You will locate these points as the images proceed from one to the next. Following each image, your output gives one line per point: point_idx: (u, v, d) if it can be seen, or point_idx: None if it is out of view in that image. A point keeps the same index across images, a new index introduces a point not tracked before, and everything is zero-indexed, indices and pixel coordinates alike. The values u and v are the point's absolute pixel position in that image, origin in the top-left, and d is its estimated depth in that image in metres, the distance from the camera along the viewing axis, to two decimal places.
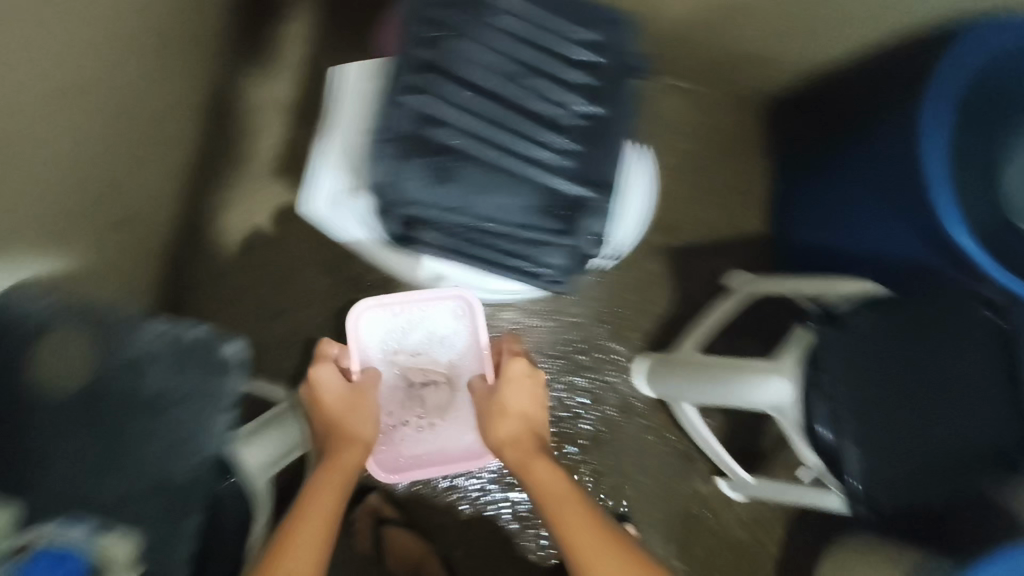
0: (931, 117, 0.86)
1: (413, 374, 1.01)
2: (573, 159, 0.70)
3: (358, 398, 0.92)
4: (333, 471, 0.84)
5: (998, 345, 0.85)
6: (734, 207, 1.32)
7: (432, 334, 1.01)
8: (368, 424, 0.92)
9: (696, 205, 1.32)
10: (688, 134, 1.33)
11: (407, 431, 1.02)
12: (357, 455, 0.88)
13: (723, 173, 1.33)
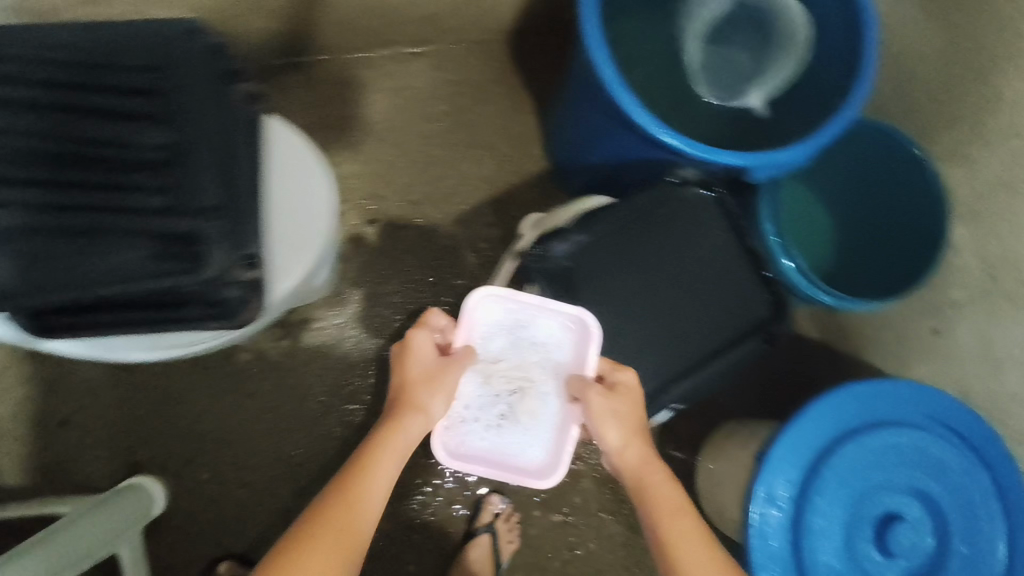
0: (590, 24, 0.83)
1: (500, 388, 0.86)
2: (165, 196, 0.67)
3: (445, 373, 0.80)
4: (392, 451, 0.75)
5: (703, 218, 0.91)
6: (505, 148, 1.28)
7: (517, 329, 0.88)
8: (437, 397, 0.80)
9: (466, 159, 1.26)
10: (434, 93, 1.27)
11: (499, 423, 0.86)
12: (416, 425, 0.78)
13: (479, 120, 1.28)
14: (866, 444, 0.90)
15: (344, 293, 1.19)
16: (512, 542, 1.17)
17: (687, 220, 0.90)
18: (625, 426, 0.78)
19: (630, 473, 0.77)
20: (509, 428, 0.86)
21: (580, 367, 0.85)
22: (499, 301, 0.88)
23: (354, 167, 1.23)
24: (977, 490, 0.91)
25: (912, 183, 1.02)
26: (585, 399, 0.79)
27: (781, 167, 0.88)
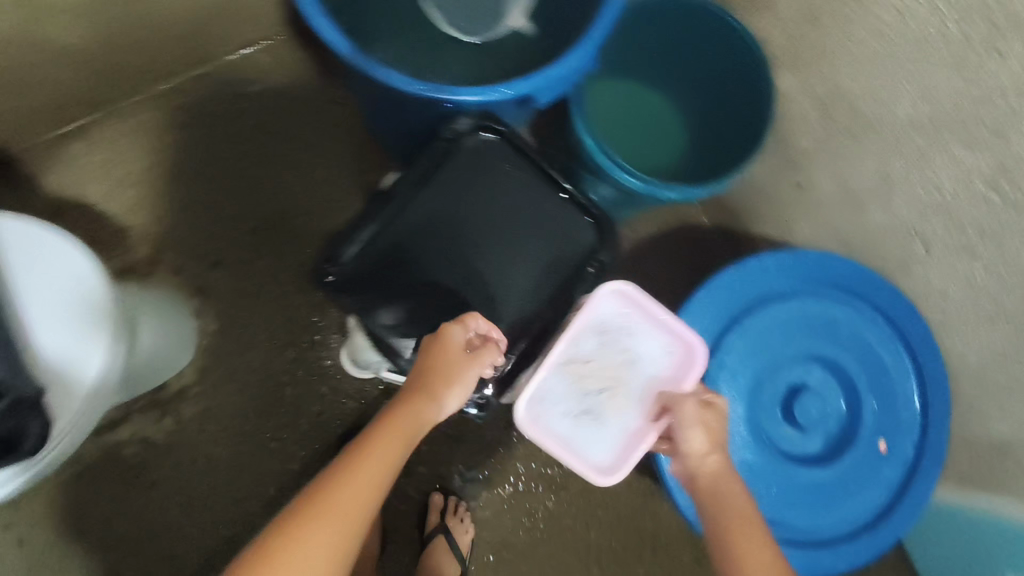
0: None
1: (592, 393, 0.83)
2: None
3: (467, 366, 0.74)
4: (407, 423, 0.69)
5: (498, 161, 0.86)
6: (329, 143, 1.19)
7: (624, 337, 0.84)
8: (451, 391, 0.73)
9: (292, 168, 1.18)
10: (235, 111, 1.18)
11: (581, 417, 0.82)
12: (430, 408, 0.72)
13: (292, 125, 1.19)
14: (747, 331, 0.87)
15: (213, 348, 1.12)
16: (466, 532, 1.14)
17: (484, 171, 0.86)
18: (714, 438, 0.71)
19: (705, 476, 0.70)
20: (591, 421, 0.82)
21: (678, 383, 0.82)
22: (624, 309, 0.84)
23: (177, 216, 1.15)
24: (874, 334, 0.87)
25: (706, 37, 0.98)
26: (678, 408, 0.73)
27: (563, 78, 0.81)
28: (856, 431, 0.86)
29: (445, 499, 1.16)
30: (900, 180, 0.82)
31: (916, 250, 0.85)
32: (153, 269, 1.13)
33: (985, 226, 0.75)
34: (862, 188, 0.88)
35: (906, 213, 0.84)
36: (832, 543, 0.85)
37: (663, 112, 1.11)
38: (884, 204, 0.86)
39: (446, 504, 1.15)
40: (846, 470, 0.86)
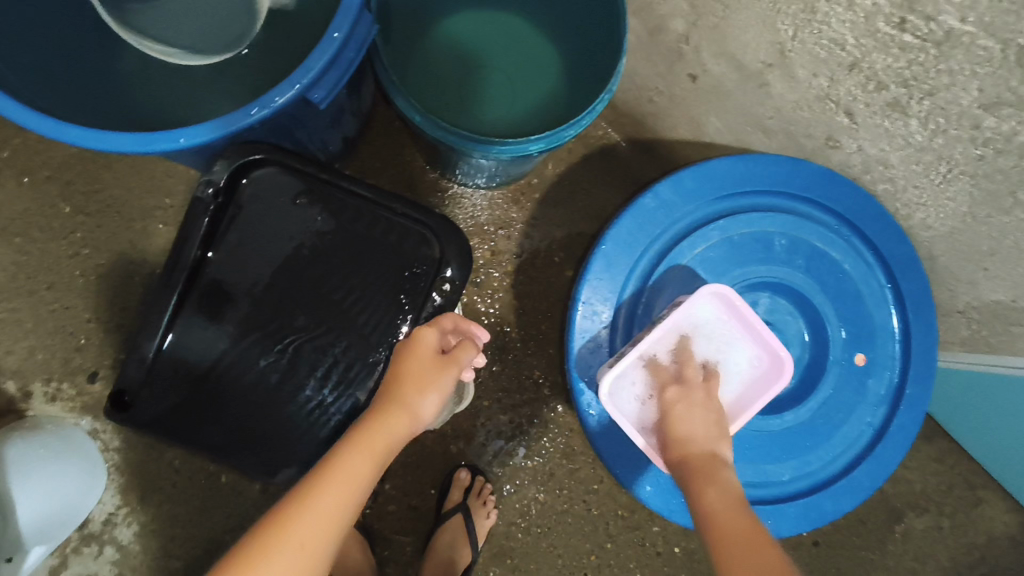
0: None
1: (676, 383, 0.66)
2: None
3: (443, 372, 0.62)
4: (377, 438, 0.57)
5: (289, 195, 0.78)
6: (167, 201, 1.03)
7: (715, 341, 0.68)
8: (429, 396, 0.61)
9: (138, 241, 1.02)
10: (47, 201, 1.01)
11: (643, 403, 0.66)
12: (407, 422, 0.60)
13: (120, 194, 1.02)
14: (663, 284, 0.71)
15: (127, 463, 1.01)
16: (486, 516, 1.05)
17: (269, 218, 0.78)
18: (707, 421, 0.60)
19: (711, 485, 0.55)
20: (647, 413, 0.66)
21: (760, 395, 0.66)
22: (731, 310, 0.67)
23: (29, 338, 1.00)
24: (815, 233, 0.71)
25: None
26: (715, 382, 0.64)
27: (338, 62, 0.63)
28: (825, 352, 0.72)
29: (471, 476, 1.06)
30: (793, 45, 0.64)
31: (839, 121, 0.68)
32: (27, 404, 0.99)
33: (908, 75, 0.58)
34: (755, 64, 0.71)
35: (815, 80, 0.66)
36: (833, 483, 0.72)
37: (514, 42, 0.96)
38: (786, 77, 0.69)
39: (472, 480, 1.05)
40: (827, 399, 0.72)
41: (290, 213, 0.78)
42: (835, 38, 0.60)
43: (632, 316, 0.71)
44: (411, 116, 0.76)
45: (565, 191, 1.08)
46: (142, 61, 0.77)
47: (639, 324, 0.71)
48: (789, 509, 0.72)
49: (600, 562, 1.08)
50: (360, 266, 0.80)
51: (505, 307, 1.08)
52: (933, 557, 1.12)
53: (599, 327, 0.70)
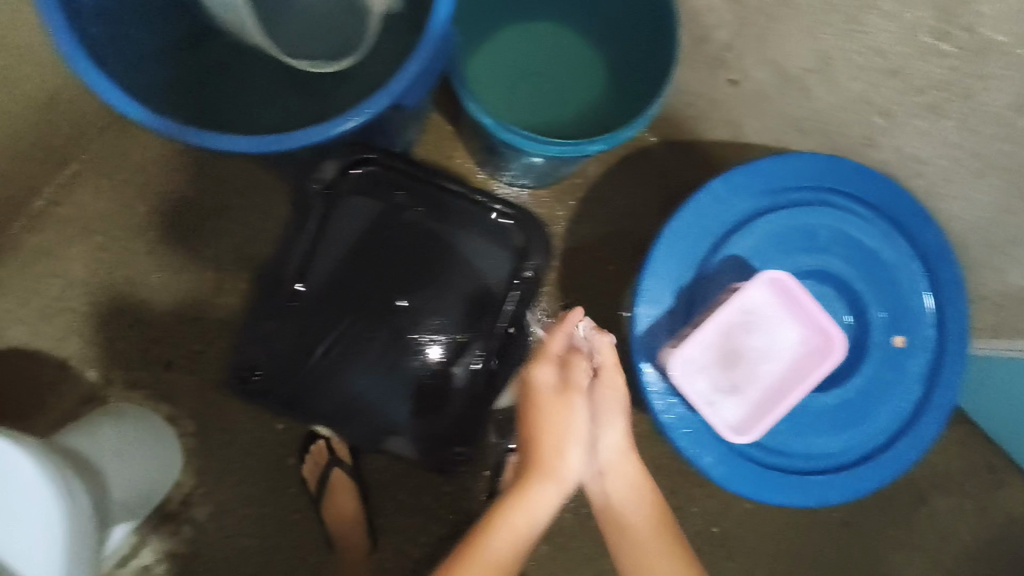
0: (101, 88, 0.64)
1: (738, 371, 0.71)
2: None
3: (567, 409, 0.71)
4: (527, 500, 0.69)
5: (384, 190, 0.99)
6: (236, 201, 1.10)
7: (773, 318, 0.71)
8: (569, 454, 0.71)
9: (209, 239, 1.09)
10: (124, 202, 1.08)
11: (710, 395, 0.71)
12: (555, 489, 0.70)
13: (192, 195, 1.10)
14: (720, 272, 0.77)
15: (201, 446, 1.08)
16: None
17: (372, 216, 1.00)
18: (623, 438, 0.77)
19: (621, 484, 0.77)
20: (718, 405, 0.71)
21: (814, 367, 0.69)
22: (784, 295, 0.71)
23: (108, 331, 1.07)
24: (857, 226, 0.78)
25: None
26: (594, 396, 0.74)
27: (425, 70, 0.69)
28: (866, 336, 0.79)
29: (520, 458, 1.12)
30: (836, 54, 0.71)
31: (875, 122, 0.74)
32: (108, 393, 1.07)
33: (945, 80, 0.64)
34: (796, 71, 0.76)
35: (854, 86, 0.72)
36: (877, 454, 0.79)
37: (563, 53, 1.02)
38: (826, 83, 0.74)
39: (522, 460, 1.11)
40: (870, 378, 0.79)
41: (390, 213, 1.01)
42: (878, 48, 0.66)
43: (691, 303, 0.78)
44: (480, 117, 0.82)
45: (606, 190, 1.15)
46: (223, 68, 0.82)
47: (698, 310, 0.78)
48: (839, 478, 0.79)
49: None
50: (437, 258, 1.03)
51: (551, 301, 1.14)
52: (959, 535, 1.18)
53: (662, 313, 0.77)
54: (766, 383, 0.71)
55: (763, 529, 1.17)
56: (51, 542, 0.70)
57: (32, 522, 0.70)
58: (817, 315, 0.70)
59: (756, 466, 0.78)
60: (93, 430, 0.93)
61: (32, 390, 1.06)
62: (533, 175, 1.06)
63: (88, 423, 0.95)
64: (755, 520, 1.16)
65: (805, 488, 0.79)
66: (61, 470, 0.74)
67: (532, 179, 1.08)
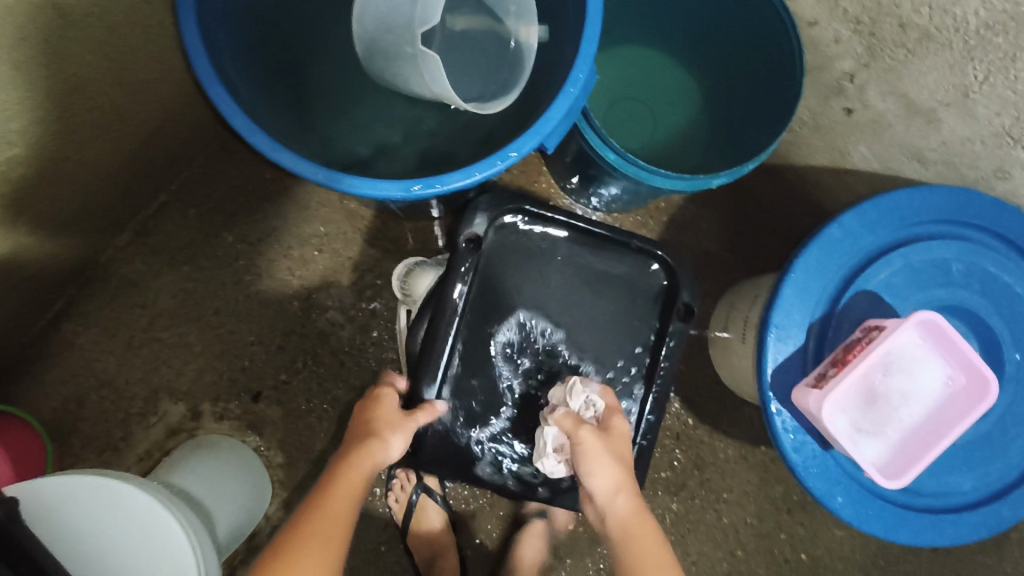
0: (249, 134, 0.64)
1: (881, 410, 0.70)
2: None
3: (407, 417, 0.78)
4: (366, 459, 0.70)
5: (532, 240, 0.90)
6: (321, 228, 1.09)
7: (920, 358, 0.70)
8: (400, 438, 0.76)
9: (295, 268, 1.08)
10: (212, 231, 1.07)
11: (852, 434, 0.70)
12: (384, 451, 0.73)
13: (278, 223, 1.08)
14: (851, 308, 0.75)
15: (289, 478, 1.06)
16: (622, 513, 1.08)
17: (519, 267, 0.89)
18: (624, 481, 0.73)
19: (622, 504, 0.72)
20: (860, 444, 0.70)
21: (966, 410, 0.68)
22: (930, 333, 0.69)
23: (196, 361, 1.06)
24: (988, 259, 0.76)
25: (735, 13, 0.86)
26: (578, 439, 0.74)
27: (570, 111, 0.68)
28: (999, 371, 0.76)
29: None
30: (981, 88, 0.70)
31: (1014, 155, 0.74)
32: (197, 424, 1.05)
33: None
34: (928, 103, 0.76)
35: (996, 119, 0.71)
36: (1010, 492, 0.77)
37: (664, 79, 1.00)
38: (962, 114, 0.74)
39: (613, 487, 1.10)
40: (1004, 414, 0.76)
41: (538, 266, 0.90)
42: None
43: (822, 342, 0.76)
44: (604, 153, 0.82)
45: (693, 213, 1.11)
46: (345, 117, 0.83)
47: (830, 346, 0.75)
48: (970, 516, 0.77)
49: (731, 567, 1.13)
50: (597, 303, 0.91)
51: None
52: None
53: (793, 350, 0.75)
54: (916, 426, 0.70)
55: (851, 557, 1.15)
56: None
57: (163, 568, 0.68)
58: (967, 355, 0.68)
59: (887, 504, 0.76)
60: (191, 466, 0.92)
61: (119, 423, 1.04)
62: (620, 200, 1.01)
63: (184, 458, 0.94)
64: (844, 548, 1.14)
65: (935, 527, 0.77)
66: (191, 520, 0.73)
67: (618, 204, 1.03)
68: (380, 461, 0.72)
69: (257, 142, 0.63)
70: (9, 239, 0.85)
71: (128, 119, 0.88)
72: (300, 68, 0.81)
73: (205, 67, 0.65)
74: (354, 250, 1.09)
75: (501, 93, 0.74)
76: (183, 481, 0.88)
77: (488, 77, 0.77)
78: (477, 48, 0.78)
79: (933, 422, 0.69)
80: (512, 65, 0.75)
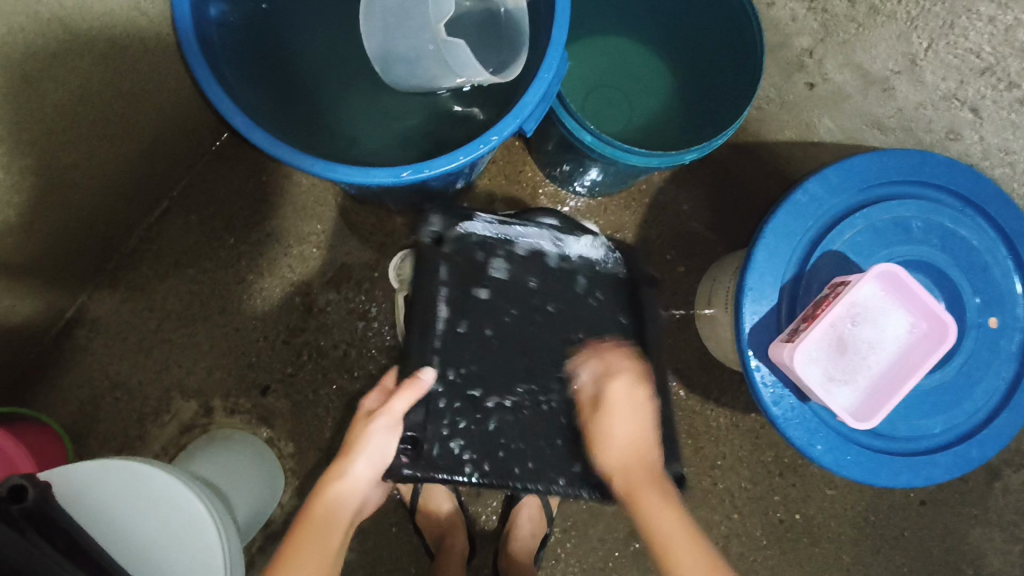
0: (251, 134, 0.69)
1: (849, 360, 0.75)
2: None
3: (371, 419, 0.75)
4: (319, 500, 0.72)
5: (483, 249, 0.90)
6: (318, 226, 1.14)
7: (883, 309, 0.75)
8: (367, 445, 0.74)
9: (296, 266, 1.13)
10: (213, 234, 1.12)
11: (825, 383, 0.75)
12: (342, 481, 0.73)
13: (275, 223, 1.13)
14: (819, 267, 0.81)
15: (299, 466, 1.10)
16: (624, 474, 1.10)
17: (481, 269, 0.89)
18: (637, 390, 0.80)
19: (615, 461, 0.76)
20: (833, 392, 0.75)
21: (927, 353, 0.74)
22: (890, 285, 0.75)
23: (205, 359, 1.11)
24: (945, 215, 0.81)
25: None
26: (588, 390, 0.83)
27: (545, 95, 0.73)
28: (961, 318, 0.81)
29: None
30: (925, 55, 0.82)
31: (963, 118, 0.84)
32: (210, 419, 1.10)
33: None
34: (883, 72, 0.85)
35: (943, 84, 0.82)
36: (977, 433, 0.82)
37: (636, 67, 1.05)
38: (913, 82, 0.84)
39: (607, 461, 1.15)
40: (967, 358, 0.81)
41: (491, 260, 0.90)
42: (972, 48, 0.79)
43: (794, 302, 0.81)
44: (582, 137, 0.87)
45: (674, 194, 1.16)
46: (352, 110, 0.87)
47: (801, 304, 0.80)
48: (941, 458, 0.82)
49: (728, 530, 1.18)
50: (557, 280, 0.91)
51: None
52: None
53: (768, 310, 0.80)
54: (882, 373, 0.75)
55: (842, 514, 1.20)
56: (213, 564, 0.73)
57: (192, 539, 0.73)
58: (926, 305, 0.74)
59: (862, 449, 0.81)
60: (206, 456, 0.97)
61: (134, 422, 1.08)
62: (601, 183, 1.06)
63: (199, 451, 0.98)
64: (834, 505, 1.19)
65: (910, 469, 0.82)
66: (209, 497, 0.77)
67: (600, 187, 1.08)
68: (354, 491, 0.73)
69: (258, 140, 0.68)
70: (27, 247, 0.90)
71: (133, 128, 0.92)
72: (292, 70, 0.85)
73: (203, 71, 0.70)
74: (350, 246, 1.14)
75: (513, 58, 0.78)
76: (199, 468, 0.93)
77: (491, 50, 0.81)
78: (463, 31, 0.82)
79: (898, 368, 0.75)
80: (512, 31, 0.78)
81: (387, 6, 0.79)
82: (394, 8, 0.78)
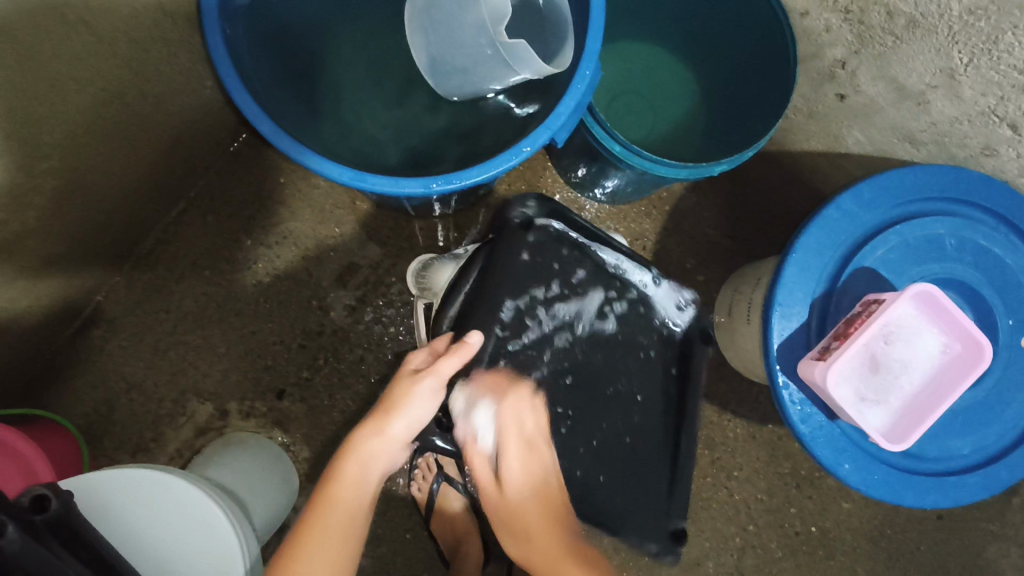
0: (281, 142, 0.68)
1: (880, 379, 0.74)
2: None
3: (416, 383, 0.71)
4: (352, 455, 0.70)
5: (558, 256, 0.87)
6: (336, 230, 1.13)
7: (917, 328, 0.74)
8: (408, 410, 0.71)
9: (312, 269, 1.12)
10: (229, 235, 1.11)
11: (857, 402, 0.73)
12: (376, 442, 0.70)
13: (292, 225, 1.12)
14: (851, 284, 0.79)
15: (314, 470, 1.10)
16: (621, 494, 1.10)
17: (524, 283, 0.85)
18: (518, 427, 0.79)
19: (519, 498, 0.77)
20: (865, 412, 0.74)
21: (960, 375, 0.73)
22: (925, 304, 0.74)
23: (221, 361, 1.10)
24: (979, 232, 0.80)
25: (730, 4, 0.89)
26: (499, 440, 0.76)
27: (578, 105, 0.71)
28: (994, 338, 0.80)
29: None
30: (966, 70, 0.78)
31: (1001, 134, 0.80)
32: (225, 421, 1.09)
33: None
34: (918, 86, 0.82)
35: (982, 99, 0.79)
36: (1006, 454, 0.81)
37: (661, 74, 1.03)
38: (950, 96, 0.81)
39: None
40: (1000, 379, 0.80)
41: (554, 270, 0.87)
42: (1015, 64, 0.73)
43: (825, 319, 0.80)
44: (610, 146, 0.86)
45: (696, 202, 1.15)
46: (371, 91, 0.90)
47: (832, 321, 0.79)
48: (970, 479, 0.81)
49: (743, 543, 1.17)
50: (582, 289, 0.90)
51: None
52: None
53: (799, 327, 0.79)
54: (914, 394, 0.74)
55: (858, 529, 1.19)
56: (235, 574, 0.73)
57: (212, 545, 0.73)
58: (961, 326, 0.73)
59: (891, 468, 0.80)
60: (223, 461, 0.96)
61: (149, 424, 1.08)
62: (623, 192, 1.05)
63: (217, 455, 0.98)
64: (850, 519, 1.18)
65: (938, 489, 0.81)
66: (230, 506, 0.77)
67: (622, 195, 1.06)
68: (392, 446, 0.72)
69: (286, 149, 0.67)
70: (44, 247, 0.89)
71: (153, 129, 0.91)
72: (317, 75, 0.84)
73: (230, 74, 0.69)
74: (366, 249, 1.13)
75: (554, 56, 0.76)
76: (217, 474, 0.92)
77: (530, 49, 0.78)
78: None
79: (932, 389, 0.74)
80: (553, 28, 0.76)
81: (431, 14, 0.79)
82: (439, 18, 0.79)
